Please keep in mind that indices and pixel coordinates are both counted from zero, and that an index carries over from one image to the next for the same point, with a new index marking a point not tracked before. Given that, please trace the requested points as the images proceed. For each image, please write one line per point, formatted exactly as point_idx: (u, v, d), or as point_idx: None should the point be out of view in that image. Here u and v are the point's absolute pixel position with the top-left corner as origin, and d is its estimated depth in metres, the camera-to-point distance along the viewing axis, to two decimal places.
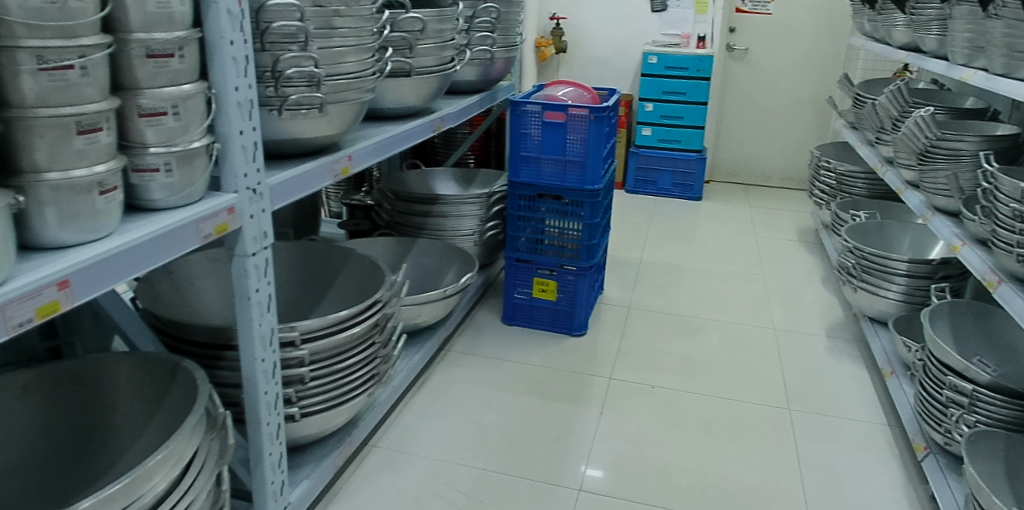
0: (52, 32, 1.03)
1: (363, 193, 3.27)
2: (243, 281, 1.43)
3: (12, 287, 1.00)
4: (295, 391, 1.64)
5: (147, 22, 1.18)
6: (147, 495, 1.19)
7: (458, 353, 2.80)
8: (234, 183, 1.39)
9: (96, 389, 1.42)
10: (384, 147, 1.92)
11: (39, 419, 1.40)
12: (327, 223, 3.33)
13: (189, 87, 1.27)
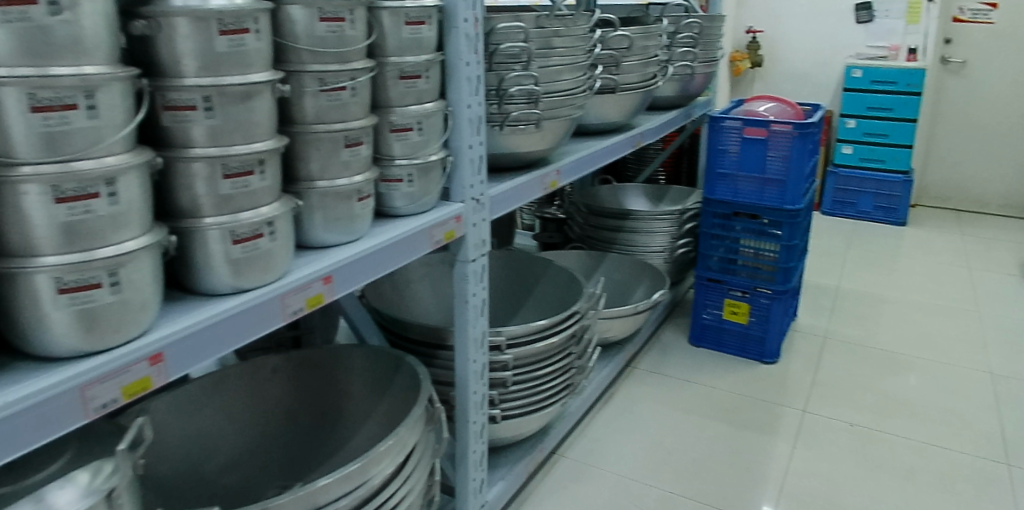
0: (330, 58, 1.19)
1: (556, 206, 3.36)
2: (463, 285, 1.52)
3: (287, 281, 1.16)
4: (499, 394, 1.71)
5: (401, 47, 1.32)
6: (372, 480, 1.29)
7: (643, 371, 2.77)
8: (461, 194, 1.50)
9: (331, 376, 1.53)
10: (588, 162, 1.96)
11: (283, 400, 1.53)
12: (520, 235, 3.47)
13: (431, 105, 1.39)
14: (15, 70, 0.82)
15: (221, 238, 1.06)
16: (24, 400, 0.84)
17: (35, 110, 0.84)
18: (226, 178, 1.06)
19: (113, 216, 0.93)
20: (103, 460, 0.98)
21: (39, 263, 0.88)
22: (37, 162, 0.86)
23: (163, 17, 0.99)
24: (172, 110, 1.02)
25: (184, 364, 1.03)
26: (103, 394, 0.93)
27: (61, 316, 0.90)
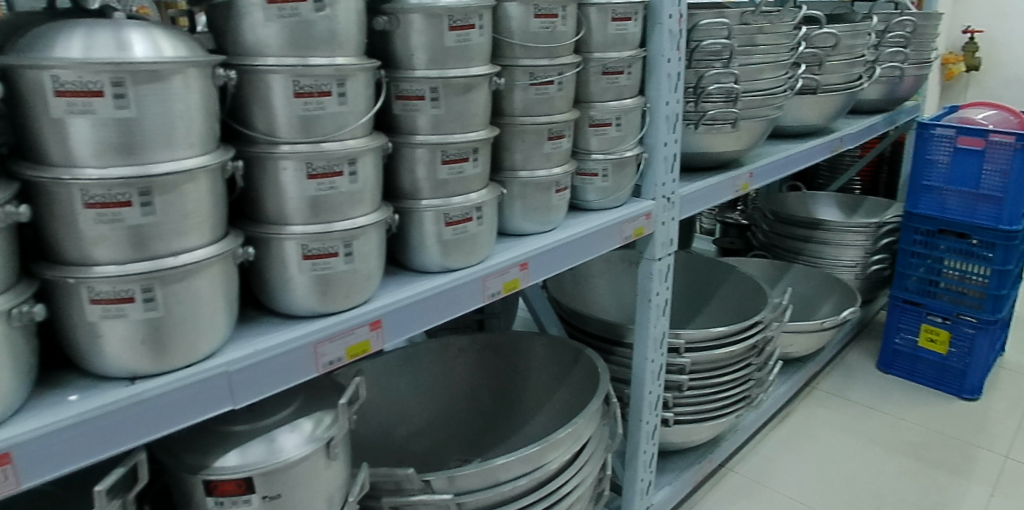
0: (540, 52, 1.24)
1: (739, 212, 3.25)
2: (647, 283, 1.51)
3: (489, 264, 1.22)
4: (673, 397, 1.68)
5: (606, 43, 1.34)
6: (545, 468, 1.32)
7: (824, 392, 2.59)
8: (653, 191, 1.49)
9: (512, 361, 1.58)
10: (782, 167, 1.88)
11: (468, 378, 1.61)
12: (698, 240, 3.41)
13: (630, 101, 1.40)
14: (283, 60, 0.94)
15: (435, 220, 1.14)
16: (269, 350, 0.97)
17: (297, 96, 0.96)
18: (444, 163, 1.13)
19: (352, 193, 1.02)
20: (325, 411, 1.08)
21: (289, 231, 0.99)
22: (294, 142, 0.98)
23: (401, 14, 1.07)
24: (403, 100, 1.11)
25: (400, 331, 1.11)
26: (332, 351, 1.03)
27: (304, 279, 1.01)
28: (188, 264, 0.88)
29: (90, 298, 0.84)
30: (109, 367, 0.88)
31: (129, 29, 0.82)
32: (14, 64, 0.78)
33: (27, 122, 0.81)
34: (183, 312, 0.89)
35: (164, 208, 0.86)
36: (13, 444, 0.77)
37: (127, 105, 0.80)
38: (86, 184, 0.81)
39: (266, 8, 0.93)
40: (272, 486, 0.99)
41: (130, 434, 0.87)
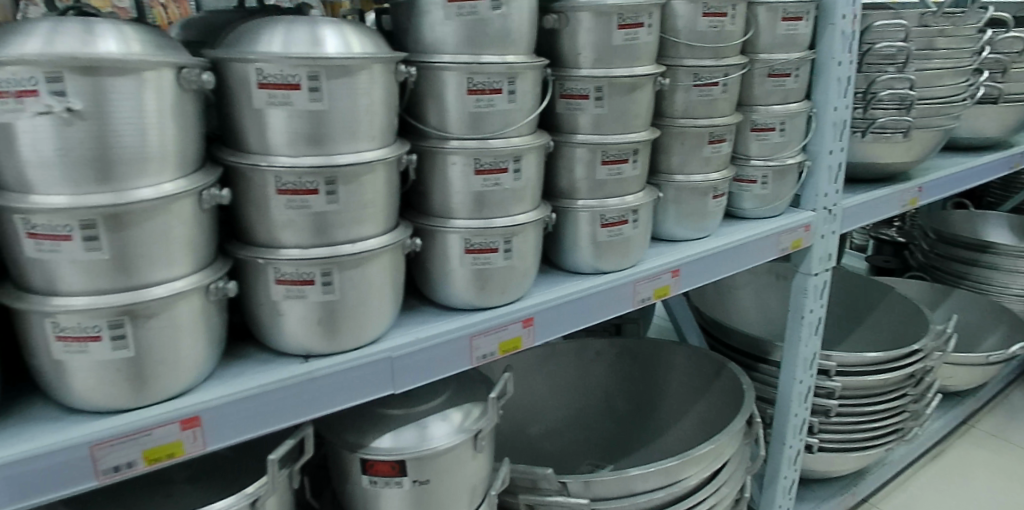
0: (706, 52, 1.20)
1: (895, 229, 3.03)
2: (800, 299, 1.44)
3: (641, 269, 1.19)
4: (819, 422, 1.59)
5: (774, 43, 1.29)
6: (681, 485, 1.27)
7: (984, 433, 2.34)
8: (814, 201, 1.42)
9: (649, 370, 1.55)
10: (953, 183, 1.72)
11: (604, 382, 1.59)
12: (847, 257, 3.22)
13: (796, 105, 1.34)
14: (458, 58, 0.97)
15: (590, 220, 1.13)
16: (429, 339, 0.99)
17: (470, 93, 0.98)
18: (604, 164, 1.12)
19: (515, 190, 1.03)
20: (474, 403, 1.10)
21: (453, 225, 1.01)
22: (462, 138, 1.00)
23: (570, 12, 1.07)
24: (566, 99, 1.11)
25: (553, 330, 1.11)
26: (486, 345, 1.04)
27: (465, 272, 1.03)
28: (363, 252, 0.91)
29: (275, 278, 0.90)
30: (287, 344, 0.93)
31: (323, 26, 0.86)
32: (223, 58, 0.84)
33: (232, 112, 0.87)
34: (356, 297, 0.93)
35: (346, 197, 0.89)
36: (202, 408, 0.84)
37: (320, 99, 0.85)
38: (279, 171, 0.86)
39: (446, 6, 0.96)
40: (422, 471, 1.02)
41: (302, 409, 0.91)
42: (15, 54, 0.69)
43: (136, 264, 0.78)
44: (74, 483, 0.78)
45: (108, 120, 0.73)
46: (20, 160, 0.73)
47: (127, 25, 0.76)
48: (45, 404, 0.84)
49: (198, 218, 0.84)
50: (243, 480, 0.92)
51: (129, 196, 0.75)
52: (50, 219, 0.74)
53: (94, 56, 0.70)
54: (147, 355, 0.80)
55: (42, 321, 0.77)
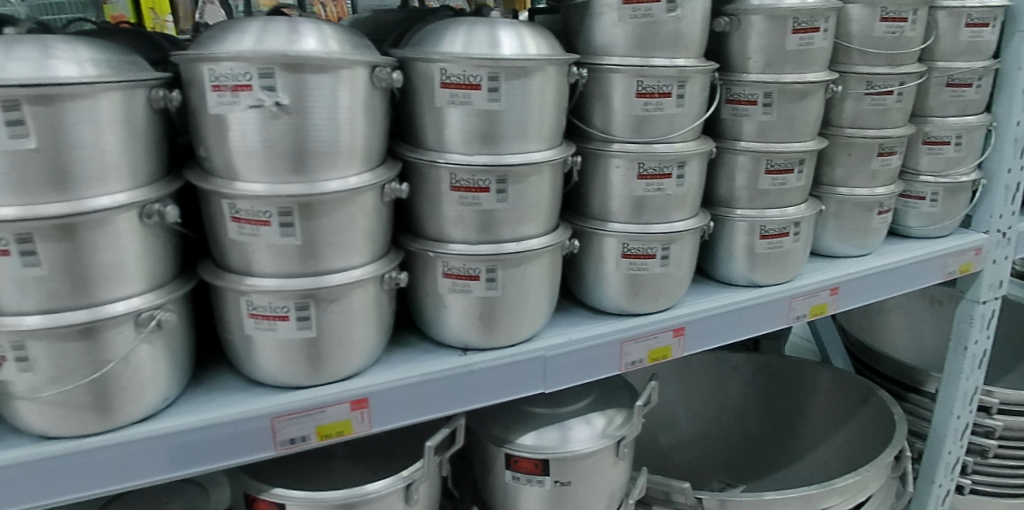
0: (881, 60, 1.17)
1: None
2: (965, 329, 1.33)
3: (799, 284, 1.17)
4: (973, 462, 1.47)
5: (955, 51, 1.21)
6: None
7: None
8: (986, 224, 1.32)
9: (790, 390, 1.53)
10: None
11: (739, 399, 1.57)
12: None
13: (974, 118, 1.25)
14: (628, 60, 0.97)
15: (748, 230, 1.14)
16: (583, 341, 1.00)
17: (639, 96, 0.98)
18: (767, 173, 1.13)
19: (676, 196, 1.02)
20: (617, 409, 1.09)
21: (611, 229, 1.02)
22: (625, 141, 1.00)
23: (743, 15, 1.07)
24: (733, 105, 1.12)
25: (703, 342, 1.10)
26: (636, 352, 1.04)
27: (620, 276, 1.03)
28: (526, 252, 0.93)
29: (443, 272, 0.92)
30: (448, 335, 0.96)
31: (501, 28, 0.87)
32: (410, 57, 0.86)
33: (412, 109, 0.90)
34: (515, 295, 0.94)
35: (515, 197, 0.91)
36: (372, 390, 0.87)
37: (498, 99, 0.86)
38: (455, 168, 0.88)
39: (620, 9, 0.96)
40: (565, 473, 1.02)
41: (458, 400, 0.93)
42: (234, 52, 0.74)
43: (321, 251, 0.82)
44: (256, 451, 0.83)
45: (308, 114, 0.77)
46: (230, 150, 0.78)
47: (327, 25, 0.80)
48: (231, 376, 0.90)
49: (379, 210, 0.87)
50: (395, 465, 0.96)
51: (320, 187, 0.79)
52: (252, 204, 0.79)
53: (301, 54, 0.74)
54: (325, 338, 0.84)
55: (238, 299, 0.83)
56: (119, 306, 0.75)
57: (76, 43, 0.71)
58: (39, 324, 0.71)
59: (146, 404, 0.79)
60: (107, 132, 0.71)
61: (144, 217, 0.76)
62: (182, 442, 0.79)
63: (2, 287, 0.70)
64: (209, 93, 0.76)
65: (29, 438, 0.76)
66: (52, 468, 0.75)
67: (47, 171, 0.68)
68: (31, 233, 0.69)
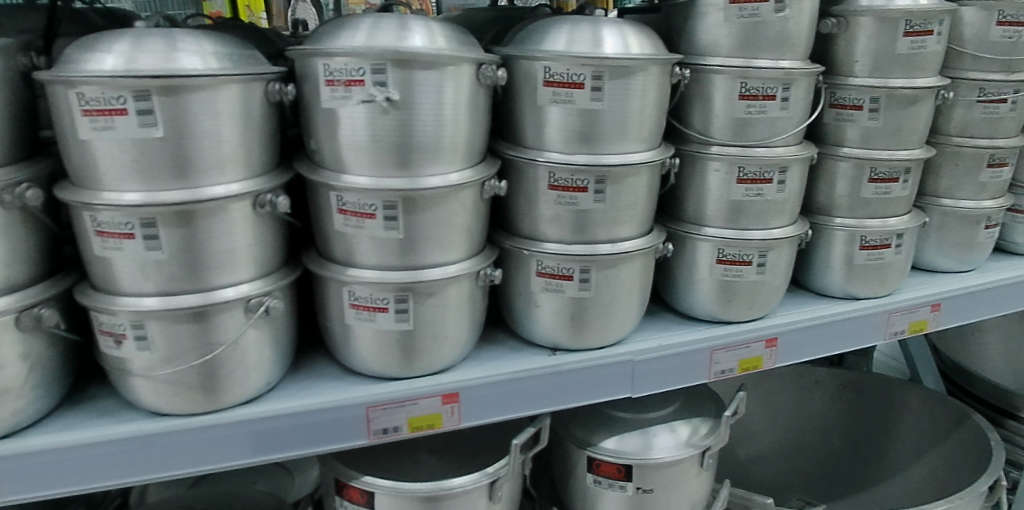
0: (996, 65, 1.10)
1: None
2: None
3: (899, 299, 1.12)
4: None
5: None
6: None
7: None
8: None
9: (877, 408, 1.47)
10: None
11: (822, 415, 1.52)
12: None
13: None
14: (731, 61, 0.94)
15: (847, 240, 1.11)
16: (673, 347, 0.99)
17: (741, 98, 0.96)
18: (871, 182, 1.09)
19: (776, 202, 1.01)
20: (702, 419, 1.07)
21: (706, 233, 1.01)
22: (724, 144, 0.98)
23: (852, 16, 1.02)
24: (837, 109, 1.08)
25: (795, 354, 1.07)
26: (725, 361, 1.03)
27: (713, 282, 1.02)
28: (620, 254, 0.91)
29: (536, 270, 0.92)
30: (538, 334, 0.96)
31: (605, 26, 0.86)
32: (514, 55, 0.86)
33: (513, 107, 0.90)
34: (608, 297, 0.93)
35: (612, 198, 0.90)
36: (463, 385, 0.88)
37: (601, 98, 0.85)
38: (554, 167, 0.87)
39: (726, 8, 0.93)
40: (647, 480, 1.01)
41: (545, 399, 0.93)
42: (348, 47, 0.75)
43: (421, 246, 0.83)
44: (351, 438, 0.85)
45: (414, 109, 0.77)
46: (339, 143, 0.80)
47: (435, 21, 0.80)
48: (328, 364, 0.92)
49: (477, 206, 0.87)
50: (479, 461, 0.96)
51: (422, 182, 0.80)
52: (359, 197, 0.80)
53: (411, 51, 0.75)
54: (421, 331, 0.85)
55: (340, 289, 0.85)
56: (229, 292, 0.77)
57: (199, 37, 0.73)
58: (157, 306, 0.74)
59: (249, 387, 0.81)
60: (226, 123, 0.73)
61: (257, 207, 0.77)
62: (282, 425, 0.82)
63: (127, 268, 0.74)
64: (322, 88, 0.78)
65: (143, 414, 0.80)
66: (162, 443, 0.78)
67: (170, 160, 0.71)
68: (155, 218, 0.72)
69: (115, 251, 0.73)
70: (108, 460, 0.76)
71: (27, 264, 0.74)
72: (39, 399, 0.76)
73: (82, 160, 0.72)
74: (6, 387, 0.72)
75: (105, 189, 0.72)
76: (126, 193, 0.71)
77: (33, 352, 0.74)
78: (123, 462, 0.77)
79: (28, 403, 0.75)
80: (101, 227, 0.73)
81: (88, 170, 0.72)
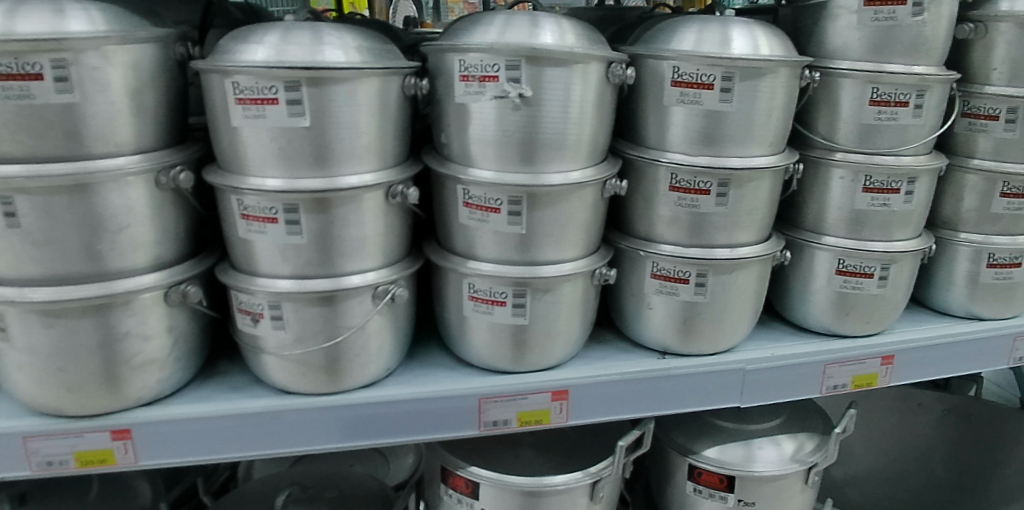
0: None
1: None
2: None
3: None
4: None
5: None
6: None
7: None
8: None
9: (988, 437, 1.39)
10: None
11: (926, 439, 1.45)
12: None
13: None
14: (862, 65, 0.91)
15: (972, 257, 1.05)
16: (786, 358, 0.96)
17: (872, 104, 0.92)
18: (1003, 196, 1.03)
19: (902, 214, 0.97)
20: (809, 434, 1.04)
21: (825, 242, 0.98)
22: (849, 151, 0.95)
23: (992, 22, 0.97)
24: (969, 119, 1.03)
25: (912, 373, 1.02)
26: (839, 376, 0.99)
27: (829, 293, 1.00)
28: (738, 259, 0.90)
29: (651, 272, 0.91)
30: (647, 337, 0.95)
31: (735, 25, 0.84)
32: (642, 54, 0.85)
33: (637, 106, 0.89)
34: (722, 303, 0.92)
35: (734, 202, 0.88)
36: (573, 383, 0.88)
37: (729, 100, 0.83)
38: (676, 168, 0.86)
39: (860, 11, 0.90)
40: (750, 493, 0.98)
41: (653, 403, 0.92)
42: (484, 43, 0.76)
43: (540, 242, 0.83)
44: (462, 428, 0.86)
45: (542, 106, 0.78)
46: (469, 137, 0.81)
47: (565, 18, 0.80)
48: (440, 354, 0.94)
49: (597, 205, 0.87)
50: (580, 460, 0.96)
51: (547, 179, 0.80)
52: (486, 191, 0.81)
53: (545, 48, 0.75)
54: (535, 326, 0.86)
55: (459, 281, 0.87)
56: (358, 278, 0.79)
57: (341, 30, 0.75)
58: (292, 289, 0.77)
59: (370, 372, 0.84)
60: (364, 114, 0.75)
61: (389, 197, 0.79)
62: (398, 411, 0.84)
63: (267, 249, 0.77)
64: (457, 83, 0.79)
65: (270, 391, 0.83)
66: (287, 420, 0.81)
67: (311, 149, 0.73)
68: (296, 204, 0.75)
69: (258, 234, 0.77)
70: (238, 433, 0.80)
71: (175, 243, 0.79)
72: (178, 371, 0.81)
73: (231, 146, 0.75)
74: (152, 358, 0.78)
75: (250, 174, 0.75)
76: (268, 178, 0.74)
77: (177, 326, 0.80)
78: (251, 435, 0.81)
79: (170, 375, 0.80)
80: (247, 210, 0.76)
81: (236, 155, 0.75)
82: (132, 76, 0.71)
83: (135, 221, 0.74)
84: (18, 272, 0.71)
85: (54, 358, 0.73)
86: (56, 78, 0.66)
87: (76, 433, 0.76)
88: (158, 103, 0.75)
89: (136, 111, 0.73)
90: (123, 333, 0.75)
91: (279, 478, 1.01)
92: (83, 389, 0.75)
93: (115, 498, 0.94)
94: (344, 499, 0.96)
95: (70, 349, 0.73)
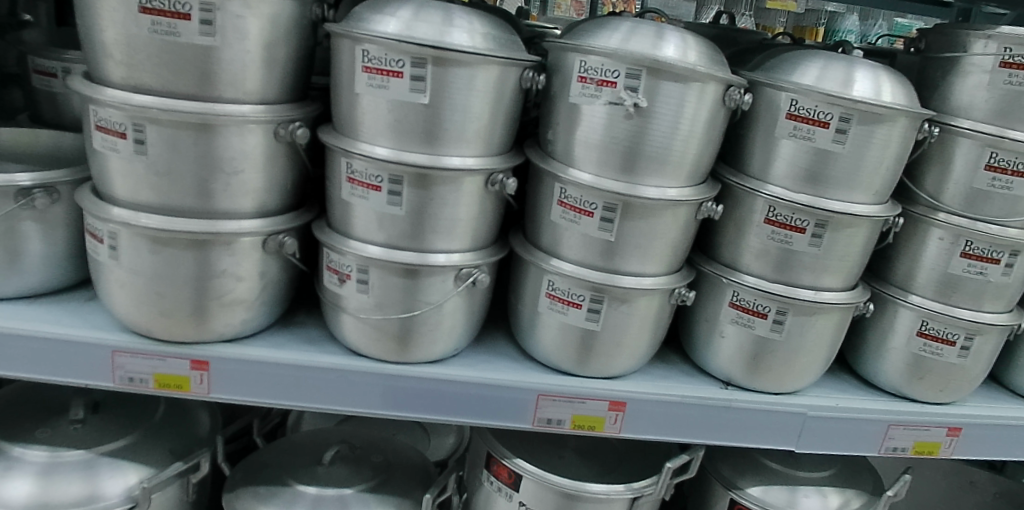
0: None
1: None
2: None
3: None
4: None
5: None
6: None
7: None
8: None
9: None
10: None
11: None
12: None
13: None
14: (983, 127, 0.88)
15: None
16: (850, 411, 0.94)
17: (987, 168, 0.89)
18: None
19: (998, 285, 0.94)
20: (857, 492, 1.01)
21: (911, 301, 0.96)
22: (953, 213, 0.92)
23: None
24: None
25: (977, 450, 0.99)
26: (900, 439, 0.96)
27: (906, 353, 0.97)
28: (820, 303, 0.88)
29: (730, 301, 0.91)
30: (713, 364, 0.95)
31: (862, 67, 0.82)
32: (761, 82, 0.84)
33: (746, 133, 0.88)
34: (796, 344, 0.90)
35: (827, 245, 0.87)
36: (632, 396, 0.88)
37: (842, 141, 0.81)
38: (775, 201, 0.85)
39: (994, 71, 0.87)
40: None
41: (707, 431, 0.91)
42: (608, 48, 0.76)
43: (626, 252, 0.84)
44: (516, 420, 0.87)
45: (654, 119, 0.77)
46: (575, 138, 0.81)
47: (691, 34, 0.79)
48: (506, 345, 0.96)
49: (688, 225, 0.87)
50: (623, 473, 0.96)
51: (645, 191, 0.80)
52: (582, 193, 0.82)
53: (666, 61, 0.74)
54: (606, 333, 0.87)
55: (540, 276, 0.88)
56: (444, 257, 0.81)
57: (471, 15, 0.75)
58: (381, 256, 0.79)
59: (438, 349, 0.86)
60: (479, 100, 0.76)
61: (488, 184, 0.81)
62: (457, 392, 0.85)
63: (365, 214, 0.80)
64: (574, 83, 0.80)
65: (342, 349, 0.86)
66: (353, 381, 0.84)
67: (423, 125, 0.75)
68: (401, 176, 0.77)
69: (360, 199, 0.80)
70: (307, 384, 0.83)
71: (279, 194, 0.82)
72: (261, 315, 0.85)
73: (350, 111, 0.78)
74: (240, 298, 0.81)
75: (361, 140, 0.78)
76: (378, 147, 0.77)
77: (268, 273, 0.83)
78: (319, 390, 0.83)
79: (253, 317, 0.84)
80: (354, 174, 0.79)
81: (353, 120, 0.78)
82: (270, 30, 0.73)
83: (248, 167, 0.77)
84: (134, 197, 0.76)
85: (154, 282, 0.78)
86: (202, 21, 0.69)
87: (160, 356, 0.81)
88: (289, 59, 0.78)
89: (268, 63, 0.75)
90: (219, 271, 0.79)
91: (330, 435, 1.04)
92: (174, 316, 0.79)
93: (178, 423, 0.99)
94: (389, 466, 0.99)
95: (169, 277, 0.77)
